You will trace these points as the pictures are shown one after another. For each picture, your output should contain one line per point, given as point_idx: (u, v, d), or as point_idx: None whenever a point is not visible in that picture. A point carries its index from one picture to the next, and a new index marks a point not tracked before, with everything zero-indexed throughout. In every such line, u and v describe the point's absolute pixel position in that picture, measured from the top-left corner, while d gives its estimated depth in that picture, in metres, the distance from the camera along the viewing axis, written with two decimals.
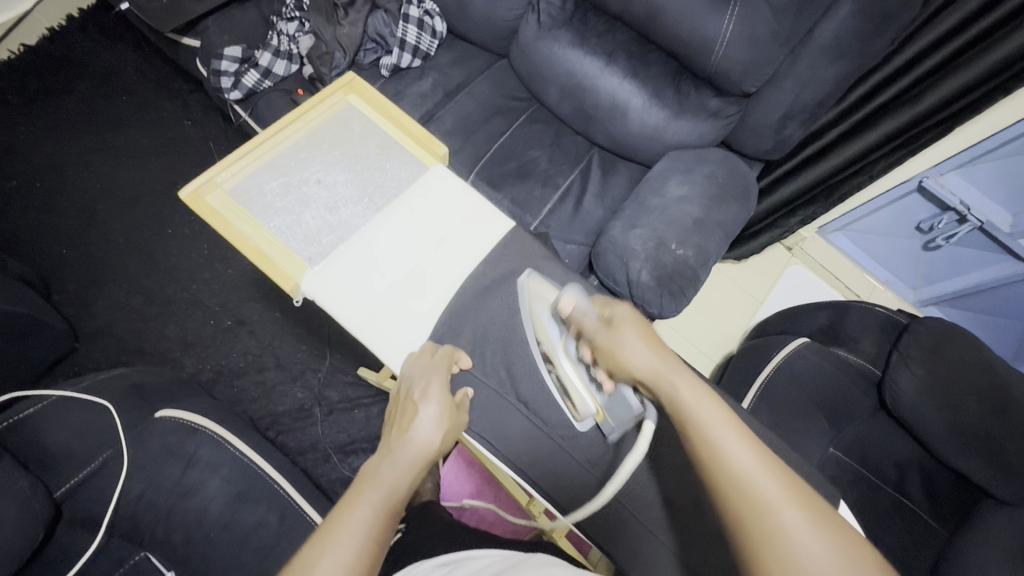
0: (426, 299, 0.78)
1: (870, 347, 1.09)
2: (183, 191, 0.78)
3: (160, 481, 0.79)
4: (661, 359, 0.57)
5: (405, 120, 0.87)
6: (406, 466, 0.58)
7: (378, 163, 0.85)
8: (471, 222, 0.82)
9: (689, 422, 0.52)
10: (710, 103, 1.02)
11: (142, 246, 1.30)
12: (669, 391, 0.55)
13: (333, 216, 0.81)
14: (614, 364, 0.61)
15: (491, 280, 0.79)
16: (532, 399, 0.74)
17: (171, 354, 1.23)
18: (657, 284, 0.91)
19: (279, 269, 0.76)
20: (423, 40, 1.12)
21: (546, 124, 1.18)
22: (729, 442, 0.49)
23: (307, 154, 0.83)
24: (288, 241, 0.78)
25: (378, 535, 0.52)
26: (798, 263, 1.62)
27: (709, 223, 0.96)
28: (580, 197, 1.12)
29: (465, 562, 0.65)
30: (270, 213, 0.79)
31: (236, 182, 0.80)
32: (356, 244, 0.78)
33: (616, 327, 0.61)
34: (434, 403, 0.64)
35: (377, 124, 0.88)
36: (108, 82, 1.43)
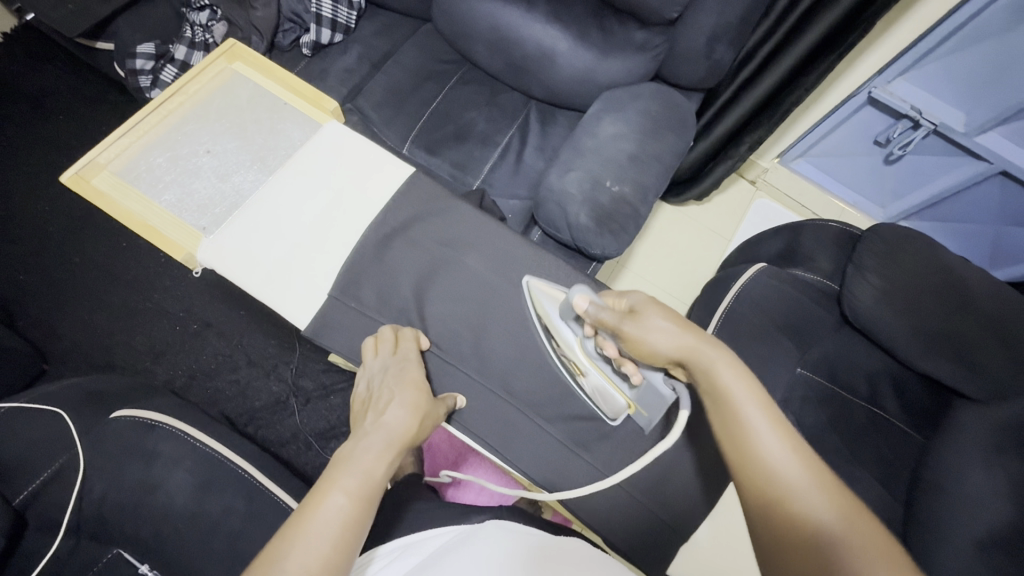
0: (327, 252, 0.77)
1: (826, 264, 1.07)
2: (65, 176, 0.77)
3: (123, 480, 0.80)
4: (691, 338, 0.58)
5: (290, 79, 0.87)
6: (380, 450, 0.58)
7: (268, 126, 0.84)
8: (364, 169, 0.81)
9: (725, 405, 0.55)
10: (635, 36, 0.99)
11: (99, 263, 1.29)
12: (706, 375, 0.57)
13: (226, 183, 0.80)
14: (639, 352, 0.62)
15: (397, 227, 0.78)
16: (445, 340, 0.75)
17: (141, 364, 1.23)
18: (597, 225, 0.88)
19: (171, 240, 0.76)
20: (340, 13, 1.10)
21: (479, 83, 1.15)
22: (762, 432, 0.52)
23: (195, 125, 0.82)
24: (180, 213, 0.77)
25: (351, 522, 0.52)
26: (763, 197, 1.62)
27: (646, 157, 0.93)
28: (521, 152, 1.10)
29: (427, 540, 0.68)
30: (159, 188, 0.78)
31: (120, 162, 0.79)
32: (247, 210, 0.76)
33: (640, 315, 0.62)
34: (410, 390, 0.65)
35: (264, 88, 0.87)
36: (43, 104, 1.41)
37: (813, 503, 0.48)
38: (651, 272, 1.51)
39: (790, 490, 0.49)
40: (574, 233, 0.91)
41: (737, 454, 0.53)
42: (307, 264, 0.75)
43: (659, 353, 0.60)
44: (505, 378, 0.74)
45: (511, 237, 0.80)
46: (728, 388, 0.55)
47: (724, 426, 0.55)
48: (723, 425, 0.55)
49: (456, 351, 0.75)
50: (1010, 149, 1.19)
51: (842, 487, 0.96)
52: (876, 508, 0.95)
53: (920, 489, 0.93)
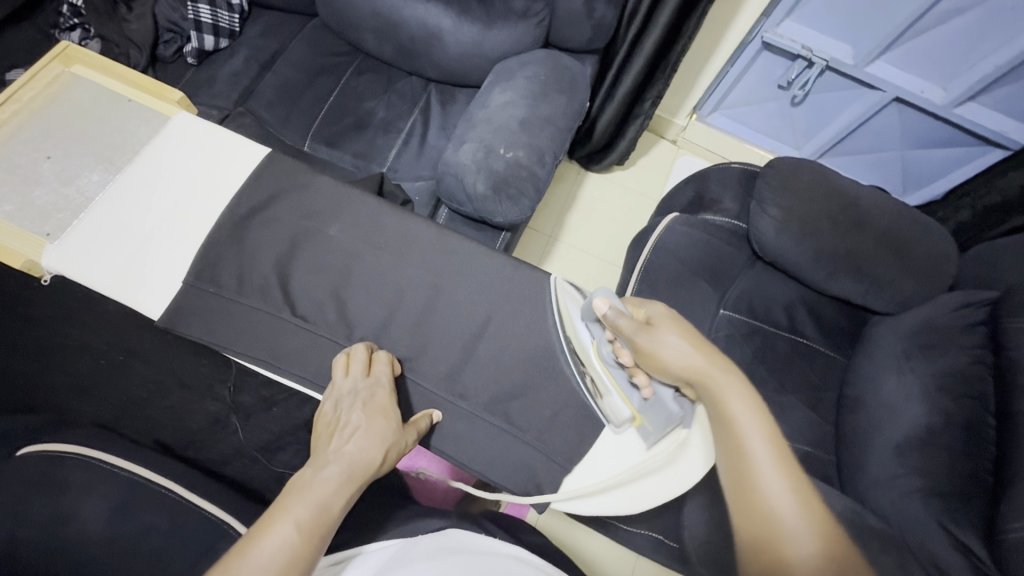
0: (182, 243, 0.72)
1: (732, 204, 1.08)
2: None
3: (31, 515, 0.76)
4: (706, 359, 0.59)
5: (131, 74, 0.82)
6: (339, 480, 0.55)
7: (112, 124, 0.79)
8: (216, 156, 0.77)
9: (728, 428, 0.56)
10: (514, 4, 1.01)
11: (10, 306, 1.24)
12: (720, 407, 0.58)
13: (69, 188, 0.74)
14: (650, 362, 0.63)
15: (252, 207, 0.74)
16: (312, 313, 0.72)
17: (65, 403, 1.18)
18: (493, 191, 0.89)
19: (10, 250, 0.69)
20: (220, 17, 1.08)
21: (375, 73, 1.15)
22: (764, 471, 0.53)
23: (33, 132, 0.76)
24: (20, 222, 0.70)
25: (299, 555, 0.48)
26: (685, 154, 1.65)
27: (536, 121, 0.94)
28: (424, 134, 1.10)
29: (368, 555, 0.66)
30: None
31: None
32: (94, 211, 0.71)
33: (654, 326, 0.63)
34: (375, 416, 0.61)
35: (104, 86, 0.81)
36: None
37: (796, 536, 0.50)
38: (584, 240, 1.52)
39: (777, 515, 0.51)
40: (474, 203, 0.92)
41: (739, 490, 0.55)
42: (167, 259, 0.71)
43: (669, 370, 0.62)
44: (378, 342, 0.72)
45: (388, 205, 0.77)
46: (738, 423, 0.56)
47: (726, 455, 0.57)
48: (728, 459, 0.56)
49: (328, 324, 0.71)
50: (897, 76, 1.25)
51: (774, 419, 0.97)
52: (807, 432, 0.97)
53: (845, 407, 0.96)
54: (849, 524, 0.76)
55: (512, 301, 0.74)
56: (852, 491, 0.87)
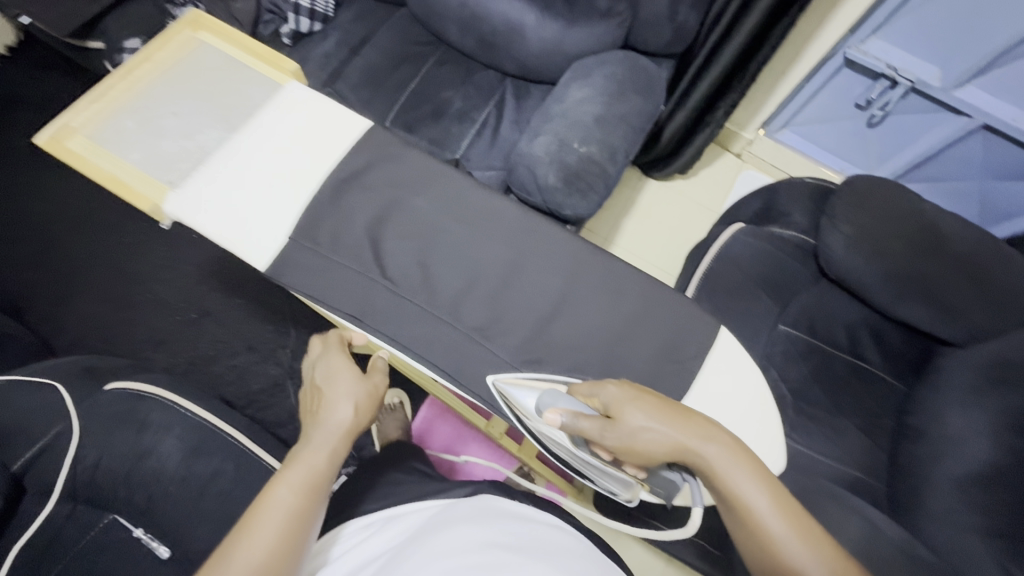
0: (283, 200, 0.75)
1: (802, 219, 1.05)
2: (38, 138, 0.77)
3: (114, 447, 0.82)
4: (683, 434, 0.57)
5: (251, 44, 0.86)
6: (324, 443, 0.61)
7: (232, 88, 0.84)
8: (321, 122, 0.79)
9: (732, 501, 0.55)
10: (599, 4, 1.02)
11: (103, 257, 1.35)
12: (724, 486, 0.56)
13: (191, 142, 0.79)
14: (634, 457, 0.60)
15: (349, 173, 0.77)
16: (399, 279, 0.74)
17: (143, 352, 1.28)
18: (564, 184, 0.90)
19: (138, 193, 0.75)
20: (317, 3, 1.16)
21: (455, 64, 1.19)
22: (787, 543, 0.53)
23: (160, 88, 0.83)
24: (147, 169, 0.77)
25: (299, 513, 0.56)
26: (749, 168, 1.61)
27: (611, 119, 0.95)
28: (496, 127, 1.14)
29: (403, 514, 0.72)
30: (128, 147, 0.78)
31: (93, 124, 0.79)
32: (209, 163, 0.76)
33: (619, 418, 0.59)
34: (341, 378, 0.66)
35: (227, 52, 0.86)
36: (47, 109, 1.46)
37: None
38: (640, 247, 1.52)
39: None
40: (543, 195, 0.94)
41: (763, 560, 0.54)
42: (266, 214, 0.74)
43: (655, 458, 0.58)
44: (456, 309, 0.73)
45: (472, 184, 0.79)
46: (748, 501, 0.54)
47: (743, 533, 0.55)
48: (744, 531, 0.55)
49: (413, 290, 0.74)
50: (988, 101, 1.20)
51: (825, 439, 0.94)
52: (860, 457, 0.94)
53: (905, 436, 0.93)
54: (902, 554, 0.73)
55: (585, 287, 0.75)
56: (906, 522, 0.84)
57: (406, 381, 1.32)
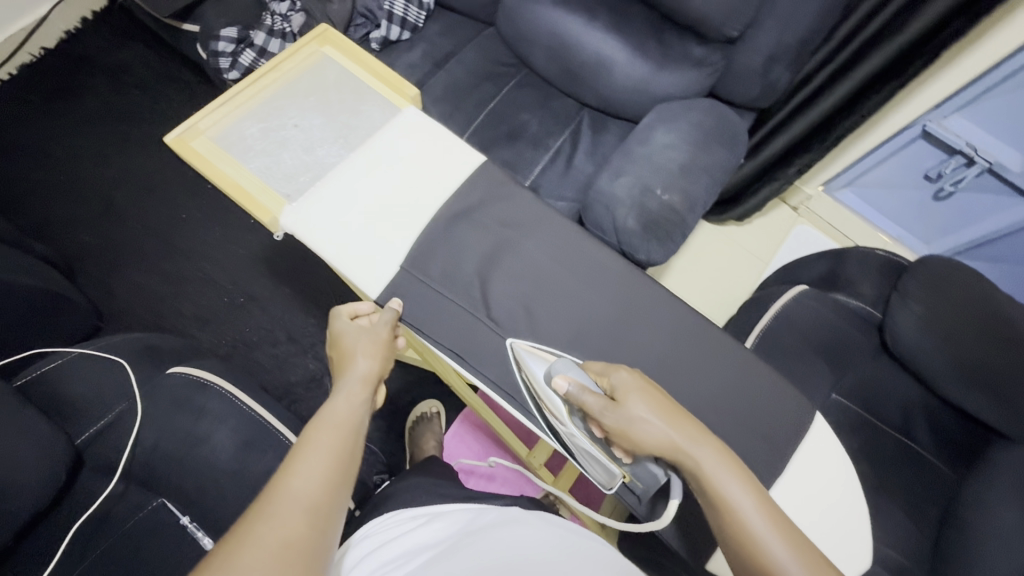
0: (397, 229, 0.76)
1: (869, 290, 1.04)
2: (168, 136, 0.77)
3: (172, 431, 0.83)
4: (677, 430, 0.57)
5: (376, 66, 0.86)
6: (354, 393, 0.62)
7: (353, 109, 0.84)
8: (442, 157, 0.80)
9: (722, 504, 0.53)
10: (694, 51, 1.02)
11: (158, 231, 1.36)
12: (705, 478, 0.55)
13: (310, 157, 0.80)
14: (625, 440, 0.59)
15: (461, 210, 0.77)
16: (503, 320, 0.74)
17: (188, 330, 1.28)
18: (644, 229, 0.91)
19: (257, 203, 0.76)
20: (410, 12, 1.16)
21: (536, 88, 1.19)
22: (765, 537, 0.51)
23: (283, 99, 0.84)
24: (267, 179, 0.78)
25: (340, 458, 0.55)
26: (804, 224, 1.59)
27: (695, 169, 0.95)
28: (571, 156, 1.14)
29: (448, 513, 0.76)
30: (251, 155, 0.79)
31: (220, 129, 0.80)
32: (329, 182, 0.77)
33: (622, 401, 0.59)
34: (370, 336, 0.67)
35: (352, 72, 0.86)
36: (121, 78, 1.47)
37: None
38: (686, 287, 1.51)
39: None
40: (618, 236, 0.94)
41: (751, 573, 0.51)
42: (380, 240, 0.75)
43: (645, 448, 0.58)
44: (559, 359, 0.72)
45: (576, 230, 0.79)
46: (726, 492, 0.53)
47: (722, 529, 0.53)
48: (730, 538, 0.52)
49: (516, 333, 0.73)
50: None
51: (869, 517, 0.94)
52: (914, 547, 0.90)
53: (948, 523, 0.89)
54: None
55: (680, 349, 0.74)
56: None
57: (441, 393, 1.32)
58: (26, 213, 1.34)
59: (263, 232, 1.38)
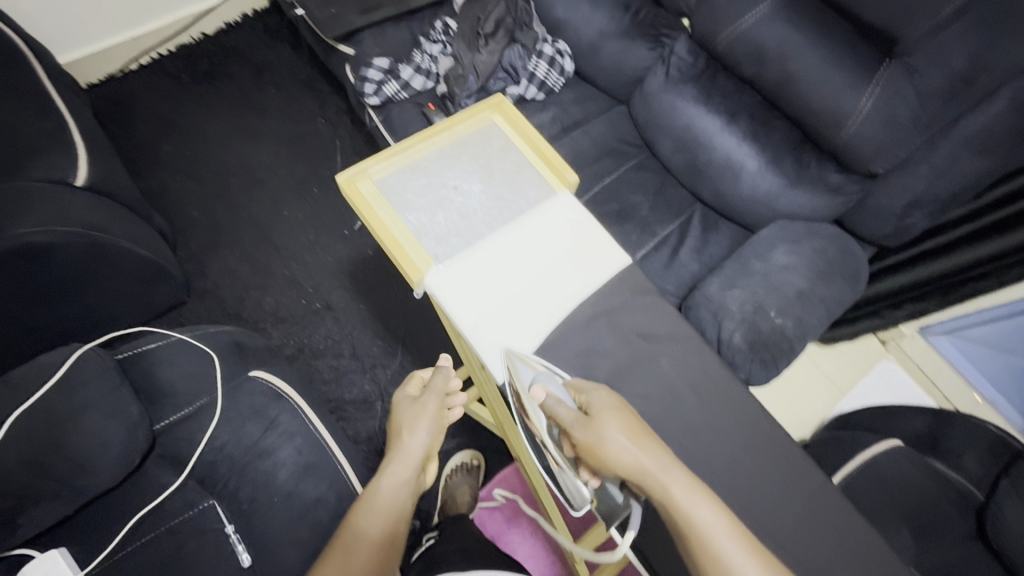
0: (534, 319, 0.71)
1: (974, 466, 0.96)
2: (336, 175, 0.73)
3: (241, 438, 0.83)
4: (647, 451, 0.55)
5: (541, 141, 0.78)
6: (403, 475, 0.63)
7: (512, 179, 0.76)
8: (593, 256, 0.75)
9: (692, 532, 0.52)
10: (831, 177, 1.00)
11: (259, 222, 1.42)
12: (672, 505, 0.53)
13: (464, 222, 0.73)
14: (593, 461, 0.56)
15: (602, 307, 0.73)
16: None
17: (262, 324, 1.32)
18: (750, 348, 0.87)
19: (408, 259, 0.68)
20: (551, 76, 1.19)
21: (653, 172, 1.19)
22: (733, 556, 0.51)
23: (447, 151, 0.77)
24: (420, 236, 0.70)
25: (378, 550, 0.59)
26: (890, 359, 1.48)
27: (814, 298, 0.92)
28: (677, 248, 1.12)
29: None
30: (408, 207, 0.72)
31: (384, 174, 0.74)
32: (482, 254, 0.70)
33: (596, 417, 0.57)
34: (428, 407, 0.68)
35: (517, 141, 0.79)
36: (263, 74, 1.58)
37: None
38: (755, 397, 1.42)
39: None
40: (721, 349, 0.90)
41: None
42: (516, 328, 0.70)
43: (618, 470, 0.55)
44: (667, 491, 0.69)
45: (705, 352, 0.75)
46: (696, 521, 0.52)
47: (690, 553, 0.53)
48: (697, 562, 0.52)
49: None
50: None
51: None
52: None
53: None
54: None
55: (800, 514, 0.68)
56: None
57: (484, 446, 1.28)
58: (149, 179, 1.43)
59: (354, 245, 1.41)
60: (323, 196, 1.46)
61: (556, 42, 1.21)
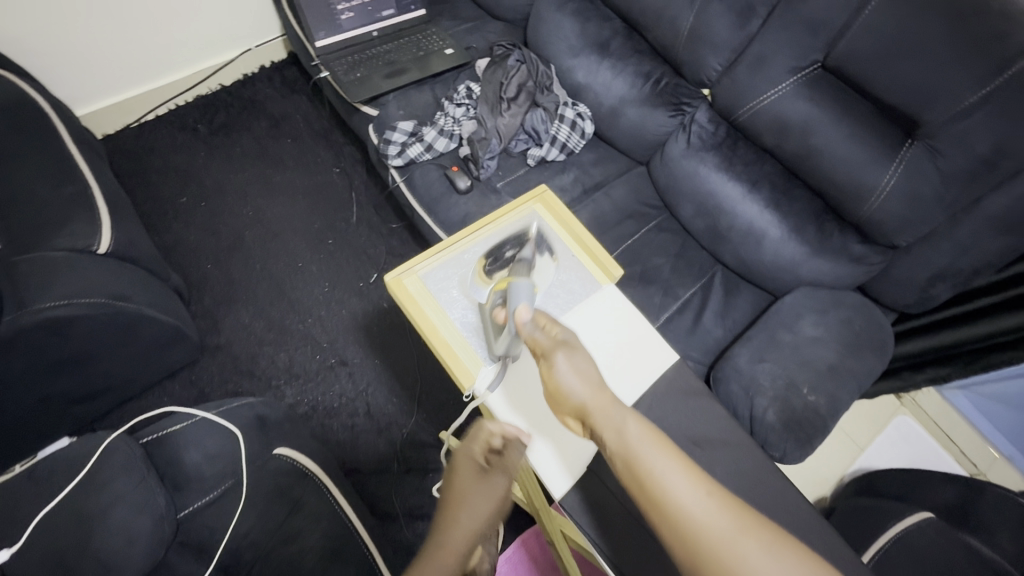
0: None
1: (1011, 542, 0.93)
2: (388, 276, 0.81)
3: (267, 522, 0.79)
4: (600, 387, 0.61)
5: (584, 237, 0.86)
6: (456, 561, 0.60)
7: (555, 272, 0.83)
8: (639, 350, 0.78)
9: (636, 459, 0.55)
10: (853, 247, 1.01)
11: (274, 275, 1.40)
12: (614, 428, 0.57)
13: None
14: (552, 386, 0.62)
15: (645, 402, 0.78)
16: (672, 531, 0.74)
17: (276, 381, 1.29)
18: (784, 427, 0.86)
19: (459, 361, 0.75)
20: (572, 138, 1.21)
21: (673, 233, 1.20)
22: (676, 477, 0.54)
23: (490, 238, 0.85)
24: (470, 336, 0.77)
25: None
26: (906, 414, 1.48)
27: (844, 372, 0.92)
28: (701, 311, 1.12)
29: None
30: (457, 306, 0.79)
31: (433, 273, 0.81)
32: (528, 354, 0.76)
33: (566, 345, 0.64)
34: (495, 489, 0.64)
35: (559, 235, 0.86)
36: (279, 125, 1.59)
37: (739, 547, 0.49)
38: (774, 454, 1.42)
39: (722, 544, 0.49)
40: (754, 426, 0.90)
41: (664, 520, 0.52)
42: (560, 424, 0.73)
43: (572, 394, 0.60)
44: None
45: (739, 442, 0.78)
46: (637, 444, 0.56)
47: (629, 480, 0.55)
48: (642, 492, 0.54)
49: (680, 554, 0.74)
50: None
51: None
52: None
53: None
54: None
55: None
56: None
57: None
58: (164, 232, 1.42)
59: (369, 298, 1.40)
60: (338, 248, 1.45)
61: (576, 106, 1.24)
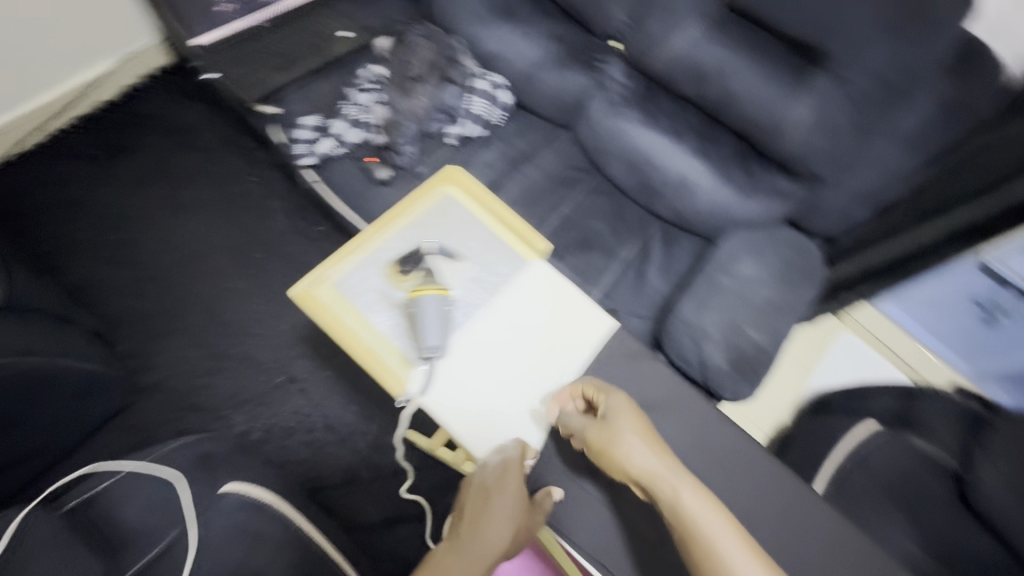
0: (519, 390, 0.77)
1: (948, 438, 1.00)
2: (295, 290, 0.79)
3: (226, 563, 0.75)
4: (659, 461, 0.65)
5: (505, 216, 0.86)
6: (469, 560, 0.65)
7: (478, 256, 0.84)
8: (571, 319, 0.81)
9: (692, 533, 0.60)
10: (779, 184, 1.03)
11: (201, 300, 1.31)
12: (668, 500, 0.62)
13: None
14: (608, 464, 0.67)
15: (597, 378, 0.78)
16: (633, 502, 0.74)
17: (223, 411, 1.22)
18: (735, 370, 0.89)
19: (383, 366, 0.76)
20: (493, 112, 1.17)
21: (607, 194, 1.19)
22: (731, 553, 0.58)
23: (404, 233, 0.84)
24: (392, 338, 0.78)
25: None
26: (848, 332, 1.55)
27: (784, 307, 0.94)
28: (643, 269, 1.12)
29: None
30: (374, 310, 0.79)
31: (345, 278, 0.81)
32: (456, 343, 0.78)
33: (614, 422, 0.68)
34: (510, 499, 0.69)
35: (477, 219, 0.87)
36: (177, 138, 1.45)
37: None
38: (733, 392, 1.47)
39: None
40: (707, 374, 0.91)
41: None
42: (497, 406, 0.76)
43: (626, 468, 0.65)
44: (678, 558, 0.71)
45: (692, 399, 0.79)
46: (694, 516, 0.60)
47: (688, 552, 0.60)
48: (696, 561, 0.59)
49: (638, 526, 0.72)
50: None
51: None
52: None
53: None
54: None
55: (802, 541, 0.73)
56: None
57: None
58: (69, 273, 1.30)
59: None
60: (266, 261, 1.36)
61: (490, 76, 1.19)
